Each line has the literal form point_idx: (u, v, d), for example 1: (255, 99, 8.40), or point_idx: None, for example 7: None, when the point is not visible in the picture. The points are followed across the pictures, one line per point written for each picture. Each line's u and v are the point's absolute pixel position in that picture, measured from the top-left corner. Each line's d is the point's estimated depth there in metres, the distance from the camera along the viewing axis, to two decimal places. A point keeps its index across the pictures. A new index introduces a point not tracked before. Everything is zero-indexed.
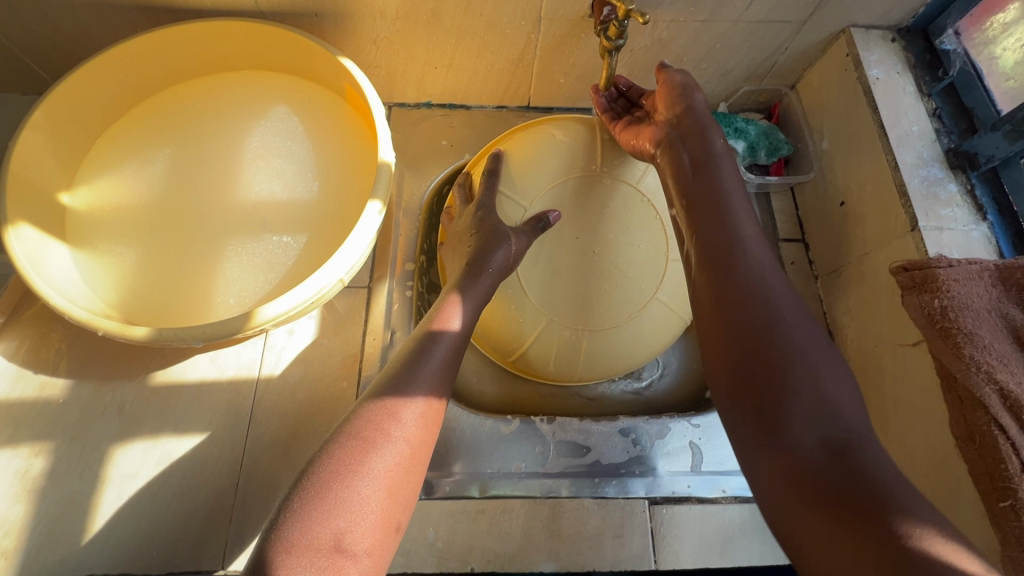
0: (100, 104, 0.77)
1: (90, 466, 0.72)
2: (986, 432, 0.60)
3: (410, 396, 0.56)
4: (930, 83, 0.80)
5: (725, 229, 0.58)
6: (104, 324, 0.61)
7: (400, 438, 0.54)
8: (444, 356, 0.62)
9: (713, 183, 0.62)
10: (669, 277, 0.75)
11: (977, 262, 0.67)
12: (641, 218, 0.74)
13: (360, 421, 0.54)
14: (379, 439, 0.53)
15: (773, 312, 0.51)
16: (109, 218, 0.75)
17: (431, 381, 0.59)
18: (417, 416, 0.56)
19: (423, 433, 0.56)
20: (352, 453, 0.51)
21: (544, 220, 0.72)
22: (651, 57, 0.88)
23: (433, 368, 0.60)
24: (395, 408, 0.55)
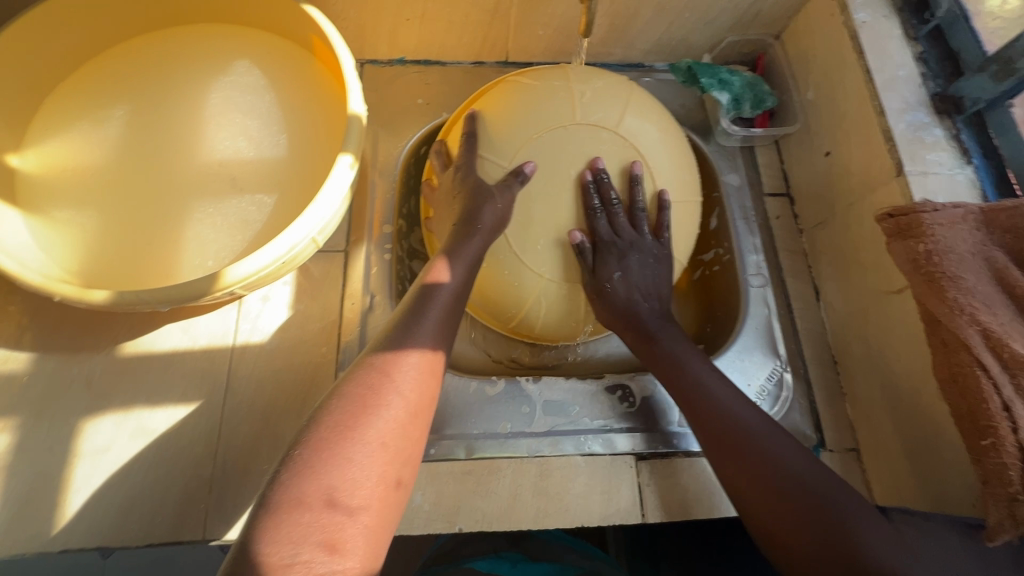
0: (46, 59, 0.71)
1: (60, 440, 0.70)
2: (969, 372, 0.60)
3: (405, 353, 0.55)
4: (917, 26, 0.78)
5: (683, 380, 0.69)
6: (61, 289, 0.58)
7: (399, 393, 0.52)
8: (441, 311, 0.61)
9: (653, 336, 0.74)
10: (657, 221, 0.75)
11: (962, 206, 0.66)
12: (625, 164, 0.72)
13: (357, 381, 0.52)
14: (377, 395, 0.51)
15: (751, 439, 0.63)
16: (64, 181, 0.71)
17: (428, 336, 0.58)
18: (416, 372, 0.55)
19: (423, 389, 0.55)
20: (349, 413, 0.50)
21: (523, 174, 0.69)
22: (632, 5, 0.85)
23: (430, 325, 0.59)
24: (392, 365, 0.54)
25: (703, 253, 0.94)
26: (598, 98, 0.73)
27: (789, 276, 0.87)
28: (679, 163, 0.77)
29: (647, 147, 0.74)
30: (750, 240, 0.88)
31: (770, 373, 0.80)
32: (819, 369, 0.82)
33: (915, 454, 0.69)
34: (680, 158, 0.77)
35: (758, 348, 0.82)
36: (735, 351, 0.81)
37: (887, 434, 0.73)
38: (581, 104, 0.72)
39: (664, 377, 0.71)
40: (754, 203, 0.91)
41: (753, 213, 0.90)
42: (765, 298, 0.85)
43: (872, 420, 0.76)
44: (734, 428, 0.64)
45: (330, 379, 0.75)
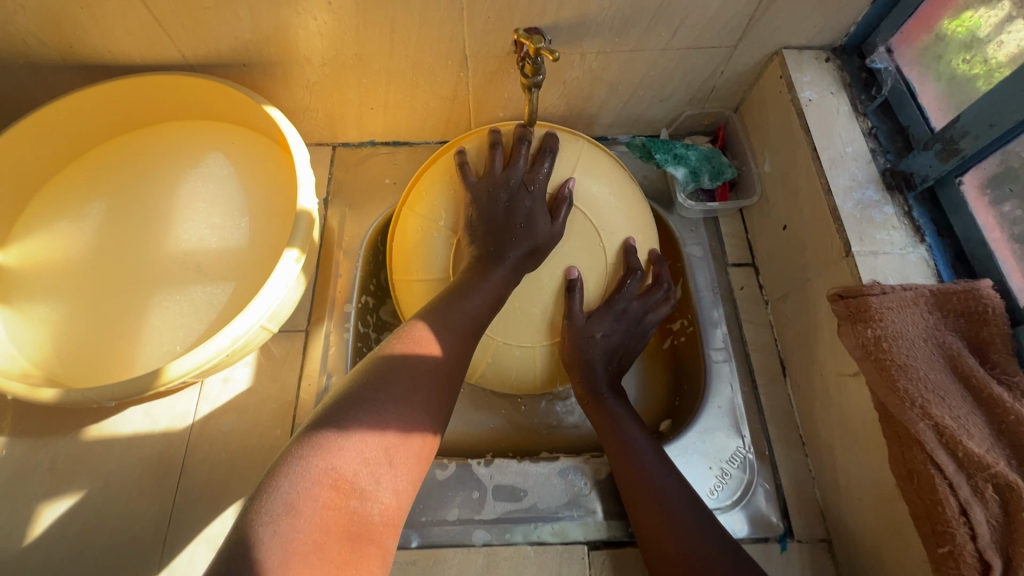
0: (32, 163, 0.78)
1: (20, 525, 0.72)
2: (923, 471, 0.57)
3: (405, 436, 0.52)
4: (865, 102, 0.79)
5: (625, 457, 0.71)
6: (14, 387, 0.63)
7: (356, 467, 0.48)
8: (438, 384, 0.57)
9: (612, 413, 0.75)
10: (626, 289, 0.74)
11: (912, 288, 0.64)
12: (582, 234, 0.73)
13: (351, 460, 0.48)
14: (332, 471, 0.47)
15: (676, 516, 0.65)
16: (42, 273, 0.76)
17: (428, 415, 0.55)
18: (409, 461, 0.51)
19: (389, 460, 0.50)
20: (340, 505, 0.45)
21: (565, 194, 0.70)
22: (585, 88, 0.87)
23: (430, 401, 0.55)
24: (392, 448, 0.50)
25: (670, 322, 0.93)
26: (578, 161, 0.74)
27: (753, 350, 0.85)
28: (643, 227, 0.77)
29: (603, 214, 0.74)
30: (713, 312, 0.87)
31: (733, 454, 0.77)
32: (785, 450, 0.78)
33: (883, 551, 0.65)
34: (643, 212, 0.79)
35: (720, 428, 0.79)
36: (696, 431, 0.79)
37: (855, 527, 0.69)
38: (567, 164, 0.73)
39: (609, 446, 0.73)
40: (717, 274, 0.90)
41: (716, 285, 0.89)
42: (730, 375, 0.82)
43: (839, 508, 0.71)
44: (660, 502, 0.66)
45: None
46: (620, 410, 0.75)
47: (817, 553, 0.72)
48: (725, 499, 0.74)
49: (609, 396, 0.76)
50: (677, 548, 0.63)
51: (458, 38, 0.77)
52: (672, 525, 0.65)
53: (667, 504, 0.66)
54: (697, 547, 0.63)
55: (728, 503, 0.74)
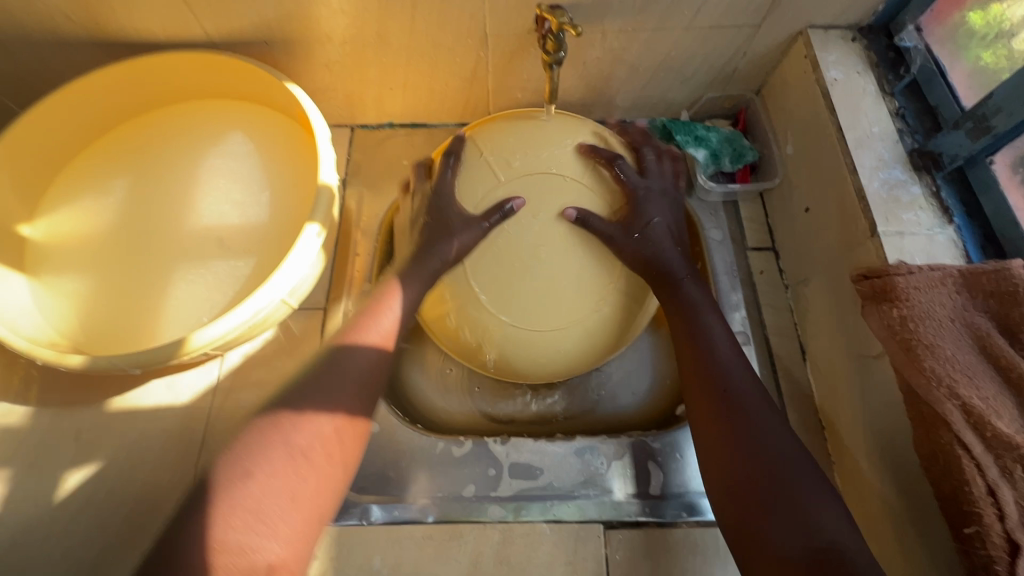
0: (59, 139, 0.80)
1: (45, 492, 0.73)
2: (949, 451, 0.56)
3: (343, 413, 0.58)
4: (893, 82, 0.77)
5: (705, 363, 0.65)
6: (43, 353, 0.64)
7: (290, 448, 0.53)
8: (379, 372, 0.63)
9: (689, 300, 0.69)
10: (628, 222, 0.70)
11: (939, 268, 0.63)
12: (555, 185, 0.69)
13: (300, 431, 0.55)
14: (267, 449, 0.52)
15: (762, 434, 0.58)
16: (68, 247, 0.77)
17: (366, 400, 0.61)
18: (347, 440, 0.57)
19: (335, 437, 0.56)
20: (286, 468, 0.52)
21: (506, 209, 0.67)
22: (605, 68, 0.87)
23: (371, 386, 0.62)
24: (336, 425, 0.57)
25: None
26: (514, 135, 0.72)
27: (773, 335, 0.84)
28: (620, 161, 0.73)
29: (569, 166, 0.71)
30: (731, 296, 0.86)
31: None
32: (804, 434, 0.77)
33: (904, 535, 0.64)
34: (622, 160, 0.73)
35: None
36: None
37: (876, 511, 0.68)
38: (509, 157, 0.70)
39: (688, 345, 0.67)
40: (735, 258, 0.89)
41: (735, 269, 0.88)
42: (748, 358, 0.82)
43: (860, 492, 0.71)
44: (737, 405, 0.61)
45: None
46: (698, 298, 0.69)
47: None
48: None
49: (706, 311, 0.69)
50: (788, 492, 0.53)
51: (479, 16, 0.76)
52: (756, 456, 0.57)
53: (755, 431, 0.58)
54: (778, 447, 0.57)
55: None
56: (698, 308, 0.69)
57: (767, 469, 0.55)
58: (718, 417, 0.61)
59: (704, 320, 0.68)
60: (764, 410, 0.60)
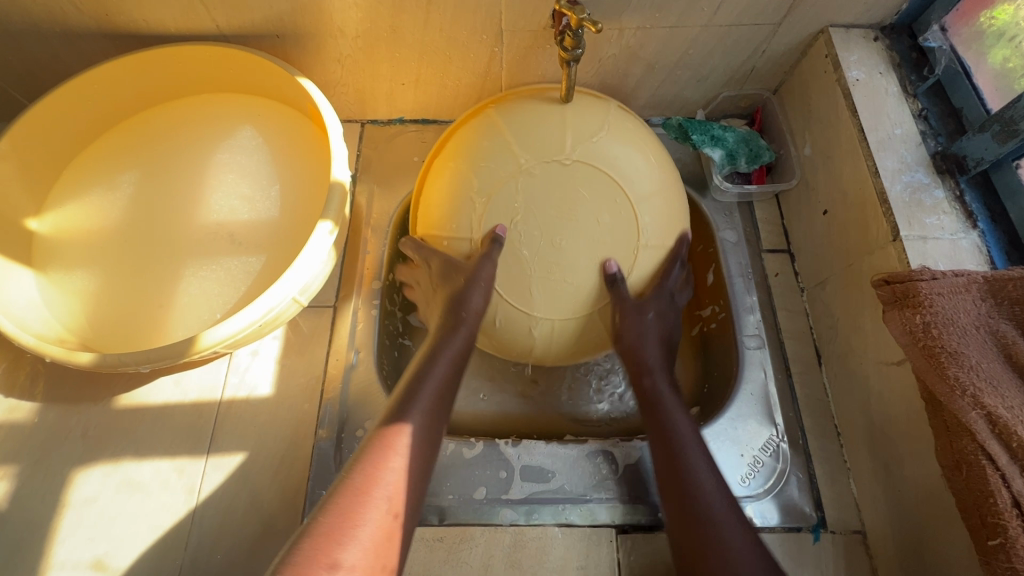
0: (67, 132, 0.79)
1: (53, 489, 0.73)
2: (973, 461, 0.55)
3: (412, 428, 0.61)
4: (916, 83, 0.76)
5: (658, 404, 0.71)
6: (52, 350, 0.63)
7: (392, 472, 0.56)
8: (439, 382, 0.66)
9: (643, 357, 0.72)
10: (595, 151, 0.66)
11: (964, 274, 0.61)
12: (580, 172, 0.65)
13: (379, 445, 0.58)
14: (371, 473, 0.55)
15: (690, 470, 0.64)
16: (76, 242, 0.76)
17: (427, 412, 0.63)
18: (415, 454, 0.60)
19: (408, 451, 0.59)
20: (366, 479, 0.55)
21: (497, 237, 0.66)
22: (621, 66, 0.85)
23: (431, 398, 0.65)
24: (406, 437, 0.60)
25: (700, 308, 0.90)
26: (519, 120, 0.67)
27: (788, 338, 0.83)
28: (584, 115, 0.68)
29: (596, 146, 0.66)
30: (746, 299, 0.84)
31: (766, 443, 0.75)
32: (819, 440, 0.76)
33: (923, 545, 0.63)
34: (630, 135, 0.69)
35: (753, 416, 0.77)
36: (729, 418, 0.77)
37: (895, 520, 0.67)
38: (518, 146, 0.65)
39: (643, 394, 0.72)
40: (751, 260, 0.88)
41: (750, 271, 0.87)
42: (763, 362, 0.80)
43: (877, 500, 0.70)
44: (678, 446, 0.66)
45: (311, 437, 0.76)
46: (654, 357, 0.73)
47: (851, 545, 0.70)
48: (757, 487, 0.73)
49: (675, 411, 0.70)
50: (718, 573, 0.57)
51: (495, 11, 0.75)
52: (704, 542, 0.59)
53: (707, 513, 0.61)
54: (707, 491, 0.62)
55: (760, 491, 0.73)
56: (661, 393, 0.71)
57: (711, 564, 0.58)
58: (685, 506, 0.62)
59: (659, 390, 0.72)
60: (720, 486, 0.63)
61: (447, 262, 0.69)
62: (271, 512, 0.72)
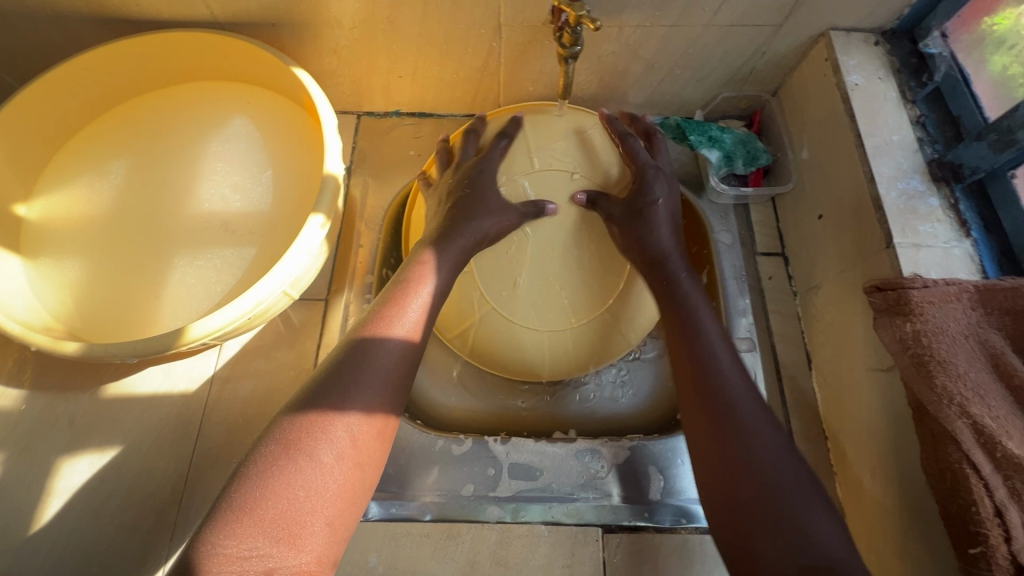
0: (57, 118, 0.77)
1: (39, 477, 0.72)
2: (957, 470, 0.55)
3: (347, 408, 0.52)
4: (915, 89, 0.76)
5: (691, 331, 0.62)
6: (37, 339, 0.63)
7: (327, 454, 0.49)
8: (388, 363, 0.56)
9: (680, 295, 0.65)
10: (509, 163, 0.71)
11: (956, 283, 0.61)
12: (550, 184, 0.71)
13: (294, 430, 0.50)
14: (299, 457, 0.49)
15: (731, 410, 0.55)
16: (64, 229, 0.76)
17: (375, 392, 0.54)
18: (349, 435, 0.51)
19: (334, 432, 0.51)
20: (283, 465, 0.48)
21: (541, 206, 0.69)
22: (620, 63, 0.84)
23: (377, 378, 0.55)
24: (332, 421, 0.51)
25: None
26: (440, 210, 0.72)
27: (779, 342, 0.83)
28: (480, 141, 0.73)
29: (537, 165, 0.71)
30: (740, 302, 0.84)
31: None
32: (807, 444, 0.77)
33: (904, 551, 0.64)
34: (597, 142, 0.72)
35: None
36: None
37: (878, 525, 0.68)
38: (490, 180, 0.71)
39: (675, 322, 0.63)
40: (745, 262, 0.88)
41: (743, 273, 0.87)
42: (754, 365, 0.80)
43: (861, 504, 0.70)
44: (709, 379, 0.58)
45: None
46: (687, 284, 0.66)
47: None
48: None
49: (711, 338, 0.61)
50: (761, 510, 0.49)
51: (494, 5, 0.74)
52: (747, 464, 0.52)
53: (770, 479, 0.51)
54: (755, 450, 0.53)
55: None
56: (690, 300, 0.64)
57: (759, 495, 0.50)
58: (720, 420, 0.55)
59: (705, 330, 0.62)
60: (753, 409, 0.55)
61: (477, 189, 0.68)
62: None
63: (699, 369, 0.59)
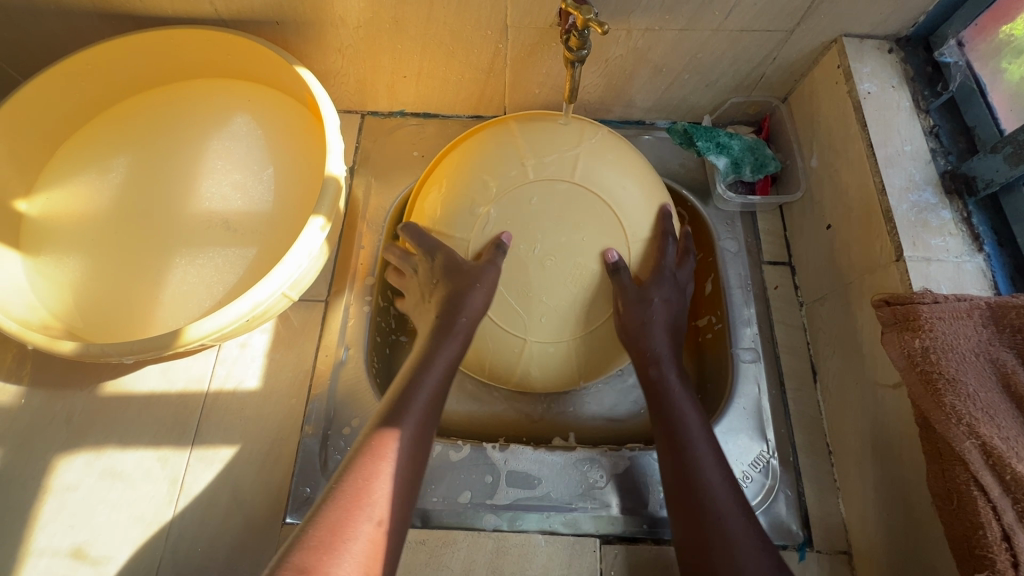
0: (59, 113, 0.77)
1: (35, 474, 0.72)
2: (964, 491, 0.54)
3: (403, 432, 0.59)
4: (929, 98, 0.74)
5: (663, 395, 0.67)
6: (34, 338, 0.62)
7: (391, 473, 0.56)
8: (430, 397, 0.63)
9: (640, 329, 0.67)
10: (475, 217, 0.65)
11: (967, 299, 0.60)
12: (536, 203, 0.64)
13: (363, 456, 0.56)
14: (367, 477, 0.55)
15: (696, 469, 0.62)
16: (64, 226, 0.75)
17: (421, 420, 0.61)
18: (406, 458, 0.58)
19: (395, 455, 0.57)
20: (353, 486, 0.54)
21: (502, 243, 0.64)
22: (628, 67, 0.83)
23: (422, 407, 0.62)
24: (392, 444, 0.58)
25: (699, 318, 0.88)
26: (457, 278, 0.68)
27: (785, 353, 0.81)
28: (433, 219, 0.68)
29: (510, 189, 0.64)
30: (744, 311, 0.83)
31: (756, 458, 0.75)
32: (810, 458, 0.76)
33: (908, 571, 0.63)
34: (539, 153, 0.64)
35: (744, 430, 0.76)
36: (721, 430, 0.76)
37: (882, 543, 0.66)
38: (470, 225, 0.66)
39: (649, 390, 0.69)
40: (751, 270, 0.86)
41: (749, 282, 0.86)
42: (757, 376, 0.79)
43: (865, 521, 0.69)
44: (677, 432, 0.64)
45: (296, 432, 0.75)
46: (656, 314, 0.67)
47: (836, 565, 0.70)
48: None
49: (696, 436, 0.64)
50: (712, 548, 0.57)
51: (500, 6, 0.73)
52: (707, 526, 0.58)
53: (720, 525, 0.58)
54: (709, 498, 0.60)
55: None
56: (656, 354, 0.68)
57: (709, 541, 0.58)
58: (687, 502, 0.60)
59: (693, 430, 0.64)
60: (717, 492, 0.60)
61: (446, 267, 0.66)
62: (253, 507, 0.71)
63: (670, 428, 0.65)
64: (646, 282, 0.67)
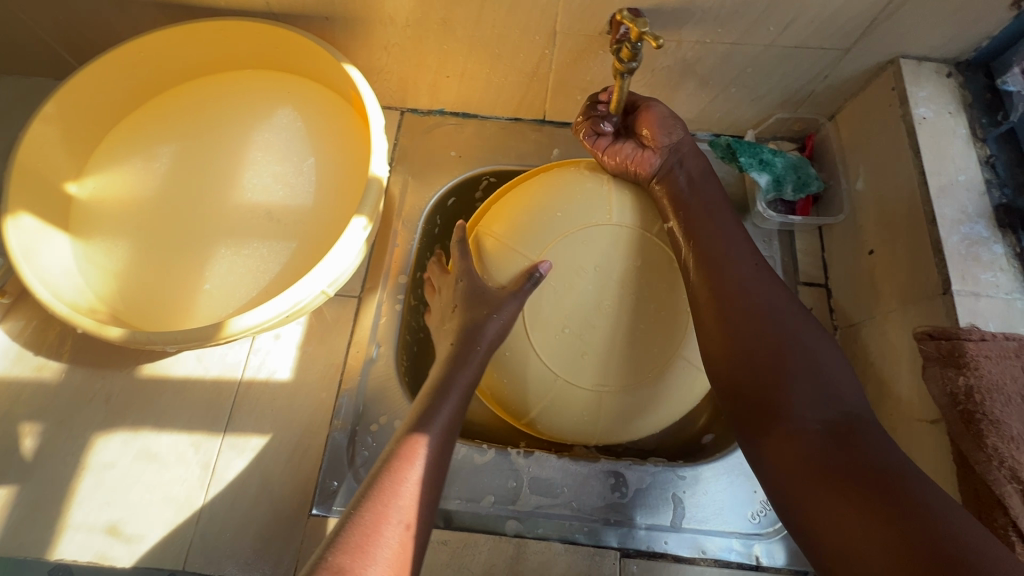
0: (110, 99, 0.78)
1: (75, 450, 0.74)
2: (1002, 536, 0.54)
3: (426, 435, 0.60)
4: (987, 127, 0.72)
5: (715, 233, 0.71)
6: (82, 322, 0.64)
7: (415, 478, 0.56)
8: (457, 401, 0.64)
9: (706, 195, 0.74)
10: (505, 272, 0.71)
11: (1016, 338, 0.59)
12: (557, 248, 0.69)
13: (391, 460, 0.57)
14: (395, 479, 0.55)
15: (774, 327, 0.64)
16: (112, 210, 0.77)
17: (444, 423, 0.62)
18: (427, 462, 0.58)
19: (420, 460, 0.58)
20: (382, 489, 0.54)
21: (536, 276, 0.67)
22: (674, 78, 0.82)
23: (447, 412, 0.63)
24: (416, 447, 0.58)
25: None
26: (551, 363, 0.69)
27: None
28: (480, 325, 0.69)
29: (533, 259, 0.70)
30: None
31: None
32: None
33: None
34: (491, 247, 0.73)
35: None
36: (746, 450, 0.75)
37: None
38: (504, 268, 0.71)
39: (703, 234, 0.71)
40: None
41: None
42: None
43: None
44: (733, 277, 0.67)
45: (325, 426, 0.76)
46: (700, 167, 0.76)
47: None
48: (766, 526, 0.72)
49: (735, 262, 0.69)
50: (776, 407, 0.59)
51: (551, 12, 0.72)
52: (779, 383, 0.60)
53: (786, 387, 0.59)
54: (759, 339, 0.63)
55: (770, 530, 0.72)
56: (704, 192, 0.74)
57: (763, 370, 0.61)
58: (761, 349, 0.62)
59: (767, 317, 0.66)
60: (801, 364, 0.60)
61: (468, 292, 0.70)
62: (281, 496, 0.73)
63: (723, 278, 0.67)
64: (663, 131, 0.76)
